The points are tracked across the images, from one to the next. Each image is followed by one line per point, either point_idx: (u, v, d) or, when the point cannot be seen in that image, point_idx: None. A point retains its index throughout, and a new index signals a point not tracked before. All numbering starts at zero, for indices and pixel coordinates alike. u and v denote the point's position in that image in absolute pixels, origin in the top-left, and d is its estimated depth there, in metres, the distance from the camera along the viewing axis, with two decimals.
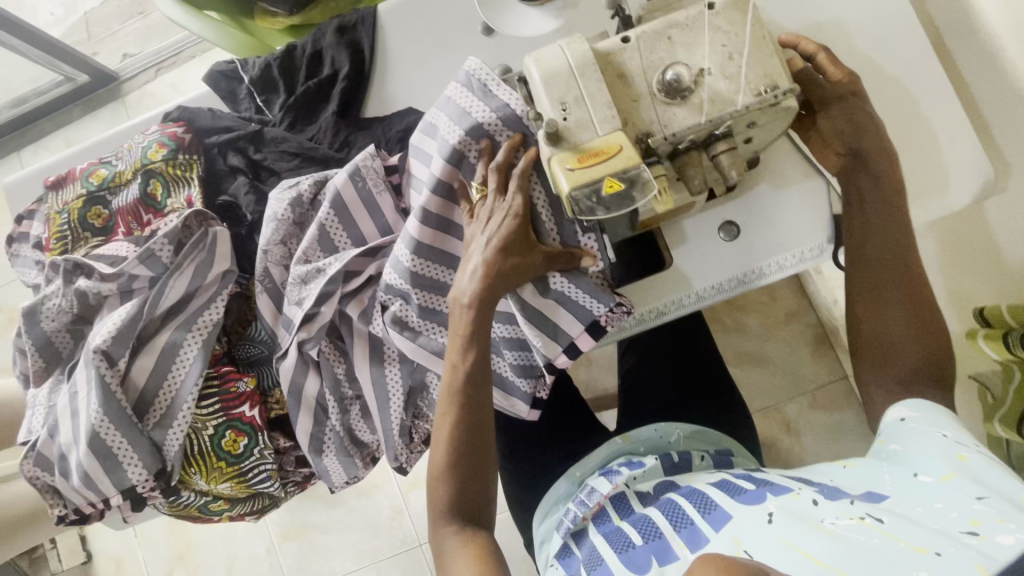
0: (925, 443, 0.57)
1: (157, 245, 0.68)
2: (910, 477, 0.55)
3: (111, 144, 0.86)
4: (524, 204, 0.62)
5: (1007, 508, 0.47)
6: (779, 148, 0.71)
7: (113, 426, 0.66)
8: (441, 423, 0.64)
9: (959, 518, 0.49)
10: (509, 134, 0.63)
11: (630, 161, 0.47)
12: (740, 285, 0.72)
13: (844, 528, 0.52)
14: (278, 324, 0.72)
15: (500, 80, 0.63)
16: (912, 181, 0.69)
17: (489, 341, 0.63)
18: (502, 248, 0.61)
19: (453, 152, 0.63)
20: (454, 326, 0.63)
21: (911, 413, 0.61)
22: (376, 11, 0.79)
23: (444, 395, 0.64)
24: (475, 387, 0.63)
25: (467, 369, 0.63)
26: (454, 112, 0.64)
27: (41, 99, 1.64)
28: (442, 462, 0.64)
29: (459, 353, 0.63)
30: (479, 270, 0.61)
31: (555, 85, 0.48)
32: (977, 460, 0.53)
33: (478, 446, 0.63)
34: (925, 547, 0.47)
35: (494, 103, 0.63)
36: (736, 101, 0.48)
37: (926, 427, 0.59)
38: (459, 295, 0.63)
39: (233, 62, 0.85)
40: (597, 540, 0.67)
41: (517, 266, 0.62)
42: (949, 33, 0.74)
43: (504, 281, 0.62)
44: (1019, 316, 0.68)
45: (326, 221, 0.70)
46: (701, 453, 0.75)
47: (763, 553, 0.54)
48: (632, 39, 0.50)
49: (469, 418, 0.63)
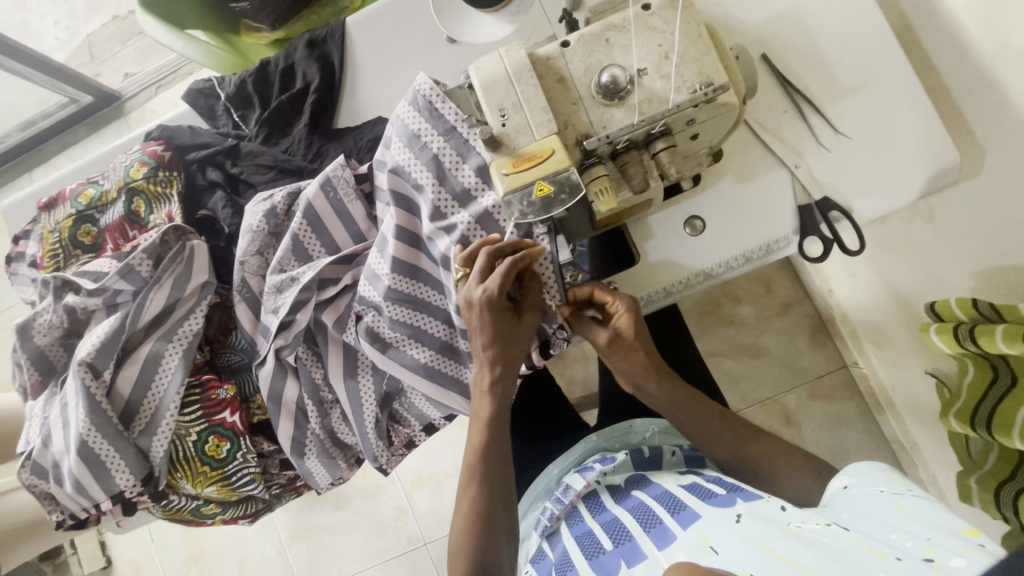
0: (869, 504, 0.55)
1: (137, 260, 0.70)
2: (866, 512, 0.55)
3: (100, 164, 0.90)
4: (501, 288, 0.60)
5: (951, 538, 0.47)
6: (740, 141, 0.71)
7: (100, 435, 0.69)
8: (462, 499, 0.68)
9: (915, 546, 0.48)
10: (456, 156, 0.64)
11: (561, 164, 0.49)
12: (708, 279, 0.72)
13: (808, 531, 0.54)
14: (256, 331, 0.75)
15: (444, 96, 0.62)
16: (881, 169, 0.69)
17: (506, 422, 0.68)
18: (501, 341, 0.64)
19: (401, 167, 0.65)
20: (474, 409, 0.69)
21: (852, 479, 0.60)
22: (344, 23, 0.81)
23: (466, 473, 0.69)
24: (496, 461, 0.68)
25: (486, 447, 0.68)
26: (404, 134, 0.65)
27: (48, 121, 1.70)
28: (461, 535, 0.66)
29: (480, 432, 0.68)
30: (484, 358, 0.65)
31: (494, 92, 0.50)
32: (916, 504, 0.52)
33: (495, 513, 0.66)
34: (886, 552, 0.48)
35: (441, 123, 0.63)
36: (669, 100, 0.49)
37: (865, 489, 0.57)
38: (479, 381, 0.68)
39: (211, 79, 0.88)
40: (569, 543, 0.68)
41: (514, 350, 0.65)
42: (914, 18, 0.74)
43: (509, 362, 0.65)
44: (968, 309, 0.70)
45: (299, 231, 0.72)
46: (672, 448, 0.77)
47: (730, 551, 0.55)
48: (571, 43, 0.51)
49: (491, 493, 0.67)
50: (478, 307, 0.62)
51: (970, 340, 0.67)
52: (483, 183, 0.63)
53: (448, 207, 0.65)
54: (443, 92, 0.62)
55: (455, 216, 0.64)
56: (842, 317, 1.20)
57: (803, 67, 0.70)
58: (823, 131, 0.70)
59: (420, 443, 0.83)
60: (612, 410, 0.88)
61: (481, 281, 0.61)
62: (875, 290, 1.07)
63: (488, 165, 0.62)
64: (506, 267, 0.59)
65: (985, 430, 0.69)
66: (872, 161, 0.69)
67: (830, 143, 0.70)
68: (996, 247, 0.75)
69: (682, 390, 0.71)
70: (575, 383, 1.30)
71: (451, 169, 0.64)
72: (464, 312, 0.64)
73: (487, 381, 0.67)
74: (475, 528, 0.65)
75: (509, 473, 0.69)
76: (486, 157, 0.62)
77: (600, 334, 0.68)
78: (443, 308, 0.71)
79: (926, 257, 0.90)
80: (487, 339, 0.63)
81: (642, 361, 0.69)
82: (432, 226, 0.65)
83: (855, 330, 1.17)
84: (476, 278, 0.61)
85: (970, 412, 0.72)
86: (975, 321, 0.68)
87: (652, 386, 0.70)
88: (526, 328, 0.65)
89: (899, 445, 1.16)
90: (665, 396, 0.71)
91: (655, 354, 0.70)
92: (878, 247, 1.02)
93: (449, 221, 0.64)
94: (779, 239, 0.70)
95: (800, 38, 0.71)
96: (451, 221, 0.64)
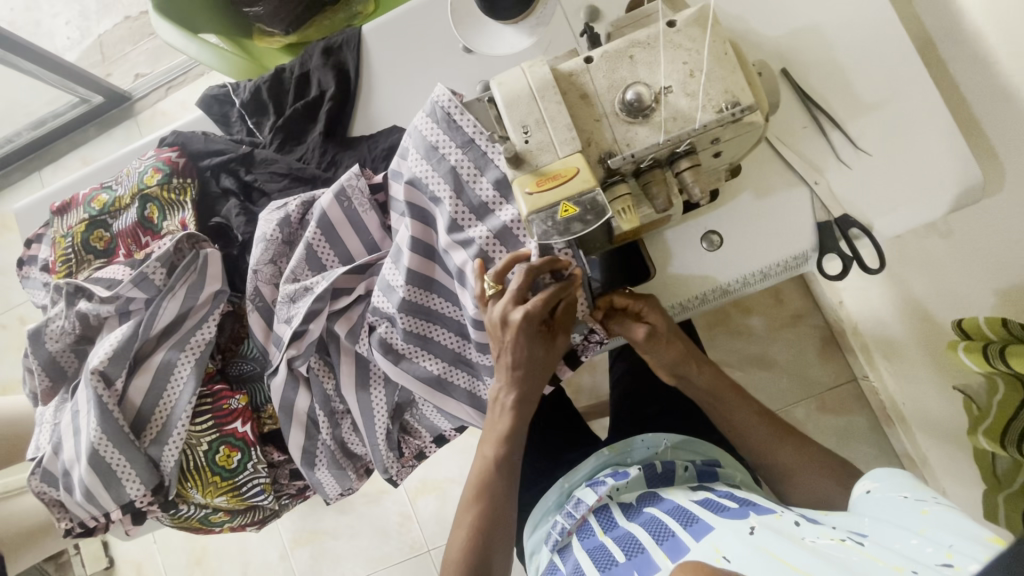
0: (890, 508, 0.55)
1: (151, 268, 0.70)
2: (886, 520, 0.54)
3: (113, 169, 0.90)
4: (541, 307, 0.61)
5: (975, 546, 0.45)
6: (759, 157, 0.70)
7: (111, 444, 0.69)
8: (465, 513, 0.67)
9: (935, 552, 0.47)
10: (474, 168, 0.63)
11: (585, 184, 0.48)
12: (724, 294, 0.71)
13: (824, 545, 0.52)
14: (269, 340, 0.75)
15: (463, 108, 0.62)
16: (900, 187, 0.68)
17: (523, 437, 0.68)
18: (527, 362, 0.64)
19: (418, 180, 0.65)
20: (491, 421, 0.68)
21: (874, 484, 0.59)
22: (361, 31, 0.81)
23: (474, 488, 0.68)
24: (506, 476, 0.68)
25: (499, 464, 0.68)
26: (422, 146, 0.64)
27: (59, 121, 1.70)
28: (458, 552, 0.65)
29: (493, 448, 0.68)
30: (508, 375, 0.65)
31: (517, 108, 0.50)
32: (939, 511, 0.52)
33: (500, 529, 0.66)
34: (902, 565, 0.46)
35: (459, 136, 0.63)
36: (696, 120, 0.48)
37: (887, 494, 0.57)
38: (498, 394, 0.67)
39: (226, 85, 0.88)
40: (580, 555, 0.67)
41: (536, 366, 0.65)
42: (936, 34, 0.73)
43: (529, 376, 0.65)
44: (999, 329, 0.69)
45: (313, 240, 0.72)
46: (685, 464, 0.76)
47: (743, 560, 0.53)
48: (595, 59, 0.51)
49: (495, 510, 0.67)
50: (513, 329, 0.62)
51: (1000, 359, 0.66)
52: (501, 196, 0.63)
53: (465, 220, 0.64)
54: (462, 105, 0.62)
55: (472, 229, 0.64)
56: (853, 330, 1.19)
57: (823, 82, 0.70)
58: (843, 147, 0.69)
59: (429, 454, 0.82)
60: (622, 422, 0.88)
61: (517, 303, 0.61)
62: (888, 304, 1.06)
63: (507, 179, 0.62)
64: (547, 293, 0.62)
65: (1017, 449, 0.68)
66: (891, 179, 0.68)
67: (850, 158, 0.69)
68: (1015, 265, 0.74)
69: (728, 384, 0.74)
70: (582, 392, 1.30)
71: (468, 181, 0.63)
72: (492, 331, 0.64)
73: (510, 401, 0.67)
74: (473, 547, 0.65)
75: (514, 491, 0.69)
76: (504, 171, 0.62)
77: (640, 330, 0.67)
78: (456, 320, 0.70)
79: (941, 273, 0.89)
80: (514, 357, 0.64)
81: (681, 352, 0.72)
82: (448, 238, 0.64)
83: (866, 344, 1.16)
84: (510, 299, 0.61)
85: (998, 429, 0.71)
86: (1007, 341, 0.67)
87: (694, 371, 0.73)
88: (555, 353, 0.66)
89: (909, 460, 1.14)
90: (708, 382, 0.73)
91: (691, 342, 0.72)
92: (893, 261, 1.01)
93: (465, 235, 0.64)
94: (797, 255, 0.69)
95: (820, 53, 0.70)
96: (469, 234, 0.64)
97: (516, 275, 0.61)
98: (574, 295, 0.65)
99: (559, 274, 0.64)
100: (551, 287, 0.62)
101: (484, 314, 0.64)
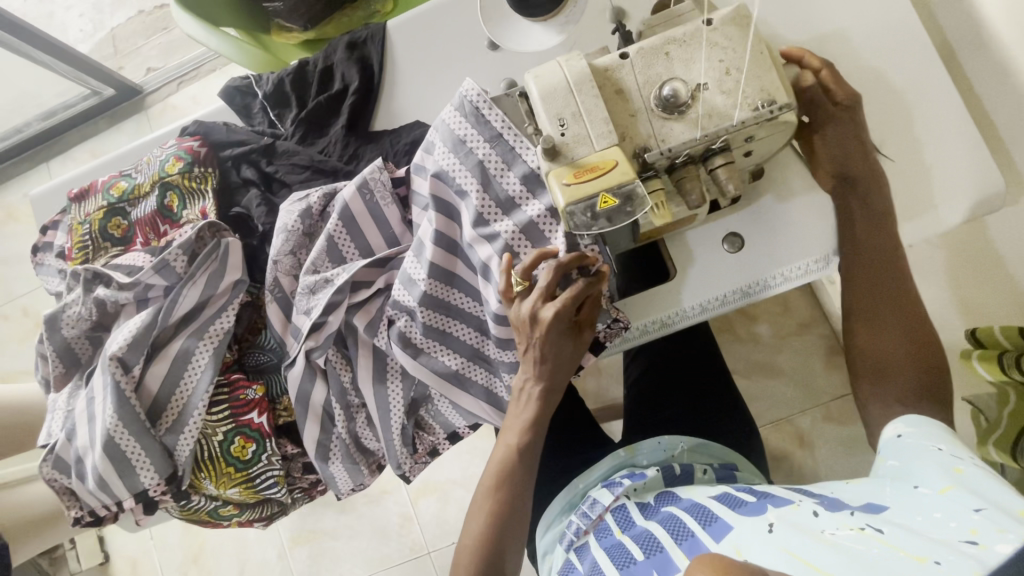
0: (922, 460, 0.55)
1: (173, 255, 0.70)
2: (910, 489, 0.54)
3: (131, 158, 0.90)
4: (569, 303, 0.61)
5: (1005, 518, 0.45)
6: (782, 160, 0.70)
7: (127, 431, 0.69)
8: (481, 503, 0.67)
9: (959, 528, 0.46)
10: (501, 163, 0.63)
11: (625, 176, 0.48)
12: (745, 297, 0.71)
13: (844, 538, 0.51)
14: (286, 332, 0.74)
15: (492, 103, 0.63)
16: (915, 193, 0.69)
17: (545, 432, 0.67)
18: (554, 356, 0.64)
19: (444, 173, 0.65)
20: (513, 412, 0.68)
21: (907, 429, 0.60)
22: (386, 27, 0.81)
23: (493, 476, 0.68)
24: (524, 471, 0.67)
25: (521, 454, 0.67)
26: (450, 139, 0.65)
27: (68, 113, 1.70)
28: (474, 539, 0.65)
29: (517, 437, 0.67)
30: (534, 367, 0.65)
31: (553, 101, 0.50)
32: (974, 471, 0.51)
33: (514, 522, 0.66)
34: (926, 556, 0.45)
35: (486, 130, 0.63)
36: (732, 117, 0.49)
37: (921, 442, 0.58)
38: (523, 385, 0.67)
39: (248, 77, 0.88)
40: (598, 554, 0.67)
41: (564, 359, 0.65)
42: (957, 43, 0.72)
43: (555, 370, 0.65)
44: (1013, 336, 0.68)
45: (334, 232, 0.72)
46: (704, 467, 0.75)
47: (761, 557, 0.53)
48: (630, 56, 0.51)
49: (512, 501, 0.66)
50: (543, 326, 0.61)
51: (1016, 369, 0.65)
52: (528, 191, 0.63)
53: (491, 214, 0.64)
54: (491, 99, 0.62)
55: (498, 224, 0.64)
56: None
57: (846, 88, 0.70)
58: None
59: (442, 452, 0.80)
60: (637, 425, 0.87)
61: (546, 300, 0.61)
62: None
63: (536, 174, 0.62)
64: (576, 288, 0.61)
65: None
66: (908, 186, 0.69)
67: None
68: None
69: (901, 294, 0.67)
70: (588, 395, 1.29)
71: (495, 175, 0.64)
72: (519, 326, 0.63)
73: (536, 391, 0.66)
74: (488, 536, 0.65)
75: (531, 483, 0.68)
76: (532, 166, 0.62)
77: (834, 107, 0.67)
78: (475, 315, 0.70)
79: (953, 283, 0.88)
80: (541, 352, 0.64)
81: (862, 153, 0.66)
82: (473, 232, 0.64)
83: None
84: (540, 295, 0.61)
85: (1008, 441, 0.69)
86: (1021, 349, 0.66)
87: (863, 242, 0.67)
88: (583, 345, 0.66)
89: None
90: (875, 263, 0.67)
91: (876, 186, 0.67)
92: None
93: (491, 229, 0.64)
94: (818, 259, 0.69)
95: (844, 59, 0.71)
96: (494, 229, 0.64)
97: (544, 271, 0.61)
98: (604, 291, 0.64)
99: (587, 270, 0.63)
100: (580, 282, 0.62)
101: (511, 310, 0.64)
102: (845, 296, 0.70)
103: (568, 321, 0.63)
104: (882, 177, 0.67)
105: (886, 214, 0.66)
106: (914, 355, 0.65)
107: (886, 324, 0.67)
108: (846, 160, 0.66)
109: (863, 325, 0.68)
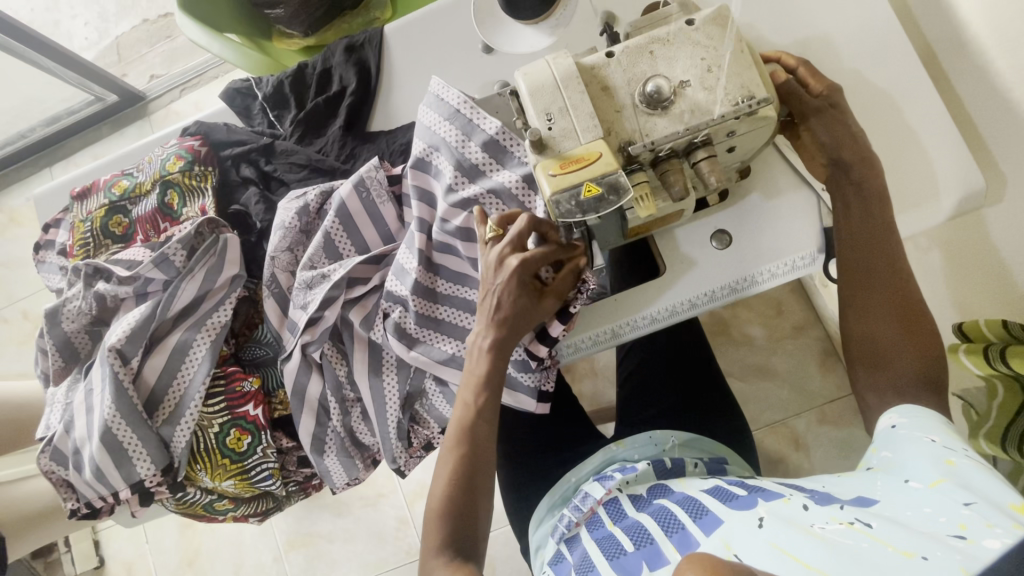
0: (914, 450, 0.56)
1: (172, 250, 0.72)
2: (902, 483, 0.54)
3: (133, 158, 0.91)
4: (540, 256, 0.62)
5: (995, 513, 0.46)
6: (767, 159, 0.72)
7: (124, 423, 0.70)
8: (444, 462, 0.66)
9: (947, 523, 0.47)
10: (462, 135, 0.67)
11: (608, 166, 0.50)
12: (734, 293, 0.72)
13: (834, 533, 0.51)
14: (283, 326, 0.76)
15: (446, 86, 0.68)
16: (899, 191, 0.70)
17: (501, 389, 0.66)
18: (514, 306, 0.64)
19: (415, 158, 0.69)
20: (470, 369, 0.67)
21: (900, 419, 0.61)
22: (384, 31, 0.83)
23: (454, 435, 0.66)
24: (484, 427, 0.66)
25: (479, 412, 0.65)
26: (417, 129, 0.70)
27: (74, 118, 1.72)
28: (439, 500, 0.64)
29: (473, 392, 0.65)
30: (494, 318, 0.64)
31: (541, 97, 0.52)
32: (966, 464, 0.52)
33: (478, 482, 0.65)
34: (912, 551, 0.46)
35: (443, 109, 0.67)
36: (713, 111, 0.51)
37: (913, 433, 0.58)
38: (479, 341, 0.66)
39: (248, 79, 0.90)
40: (588, 545, 0.68)
41: (529, 313, 0.65)
42: (938, 46, 0.75)
43: (517, 322, 0.64)
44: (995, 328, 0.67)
45: (331, 229, 0.73)
46: (694, 460, 0.76)
47: (752, 555, 0.53)
48: (616, 54, 0.53)
49: (476, 457, 0.65)
50: (509, 271, 0.62)
51: (1001, 361, 0.65)
52: (493, 159, 0.66)
53: (460, 183, 0.67)
54: (446, 82, 0.67)
55: (467, 190, 0.66)
56: None
57: None
58: None
59: (437, 445, 0.81)
60: (631, 422, 0.88)
61: (515, 249, 0.62)
62: None
63: (496, 141, 0.66)
64: (549, 247, 0.63)
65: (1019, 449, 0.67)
66: (891, 183, 0.70)
67: None
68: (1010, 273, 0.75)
69: (896, 286, 0.67)
70: (584, 397, 1.30)
71: (458, 147, 0.67)
72: (486, 274, 0.64)
73: (488, 343, 0.65)
74: (452, 490, 0.64)
75: (495, 440, 0.67)
76: (491, 132, 0.66)
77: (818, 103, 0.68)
78: (466, 300, 0.71)
79: (938, 283, 0.90)
80: (504, 300, 0.63)
81: (849, 144, 0.66)
82: (447, 204, 0.67)
83: None
84: (509, 243, 0.62)
85: (998, 432, 0.70)
86: (1005, 341, 0.65)
87: (844, 235, 0.68)
88: (545, 302, 0.65)
89: None
90: (861, 257, 0.67)
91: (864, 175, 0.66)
92: None
93: (460, 197, 0.67)
94: (805, 255, 0.70)
95: (827, 62, 0.73)
96: (463, 195, 0.67)
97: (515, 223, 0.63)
98: (579, 261, 0.65)
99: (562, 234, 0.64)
100: (553, 242, 0.63)
101: (483, 259, 0.65)
102: (841, 303, 0.70)
103: (533, 274, 0.64)
104: (875, 165, 0.66)
105: (878, 206, 0.66)
106: (904, 349, 0.66)
107: (873, 313, 0.67)
108: (827, 154, 0.67)
109: (850, 317, 0.69)
